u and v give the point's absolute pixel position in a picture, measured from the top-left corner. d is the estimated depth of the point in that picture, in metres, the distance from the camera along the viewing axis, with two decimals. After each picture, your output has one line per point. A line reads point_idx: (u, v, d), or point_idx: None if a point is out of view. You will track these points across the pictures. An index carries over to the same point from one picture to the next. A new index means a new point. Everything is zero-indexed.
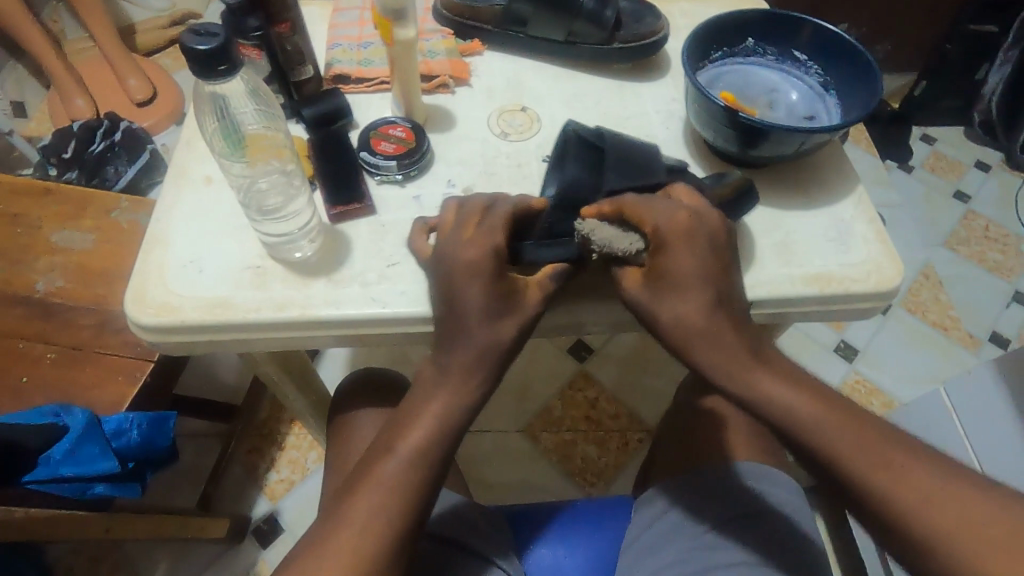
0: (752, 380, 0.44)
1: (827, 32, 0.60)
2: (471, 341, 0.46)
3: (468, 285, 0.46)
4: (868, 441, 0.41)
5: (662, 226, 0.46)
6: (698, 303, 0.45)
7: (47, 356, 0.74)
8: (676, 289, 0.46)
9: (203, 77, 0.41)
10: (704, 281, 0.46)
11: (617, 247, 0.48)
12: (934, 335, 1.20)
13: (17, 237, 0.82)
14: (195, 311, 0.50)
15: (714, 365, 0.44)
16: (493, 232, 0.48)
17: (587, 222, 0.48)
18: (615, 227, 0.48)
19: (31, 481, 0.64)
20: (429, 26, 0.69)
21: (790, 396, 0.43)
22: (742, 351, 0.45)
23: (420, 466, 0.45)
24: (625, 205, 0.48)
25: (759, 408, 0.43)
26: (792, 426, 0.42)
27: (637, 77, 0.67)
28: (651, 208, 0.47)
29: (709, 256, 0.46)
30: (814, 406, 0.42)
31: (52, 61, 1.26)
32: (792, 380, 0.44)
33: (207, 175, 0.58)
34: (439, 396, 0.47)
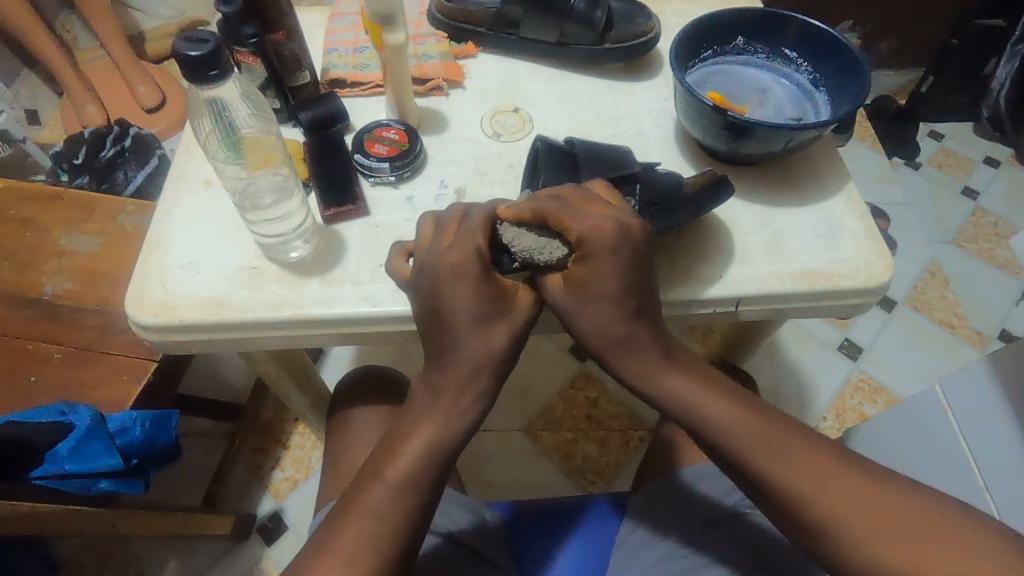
0: (664, 381, 0.48)
1: (816, 30, 0.60)
2: (460, 352, 0.47)
3: (455, 290, 0.47)
4: (769, 439, 0.45)
5: (586, 235, 0.46)
6: (613, 312, 0.47)
7: (56, 356, 0.76)
8: (592, 299, 0.47)
9: (197, 83, 0.42)
10: (622, 291, 0.47)
11: (537, 255, 0.47)
12: (939, 333, 1.19)
13: (26, 241, 0.84)
14: (192, 311, 0.51)
15: (630, 371, 0.49)
16: (473, 235, 0.47)
17: (505, 228, 0.48)
18: (534, 233, 0.48)
19: (38, 477, 0.65)
20: (423, 30, 0.70)
21: (695, 397, 0.47)
22: (656, 355, 0.48)
23: (406, 494, 0.44)
24: (545, 212, 0.46)
25: (672, 407, 0.48)
26: (699, 424, 0.47)
27: (629, 77, 0.68)
28: (570, 215, 0.46)
29: (631, 268, 0.47)
30: (722, 406, 0.46)
31: (63, 68, 1.29)
32: (702, 380, 0.48)
33: (205, 179, 0.59)
34: (431, 415, 0.47)
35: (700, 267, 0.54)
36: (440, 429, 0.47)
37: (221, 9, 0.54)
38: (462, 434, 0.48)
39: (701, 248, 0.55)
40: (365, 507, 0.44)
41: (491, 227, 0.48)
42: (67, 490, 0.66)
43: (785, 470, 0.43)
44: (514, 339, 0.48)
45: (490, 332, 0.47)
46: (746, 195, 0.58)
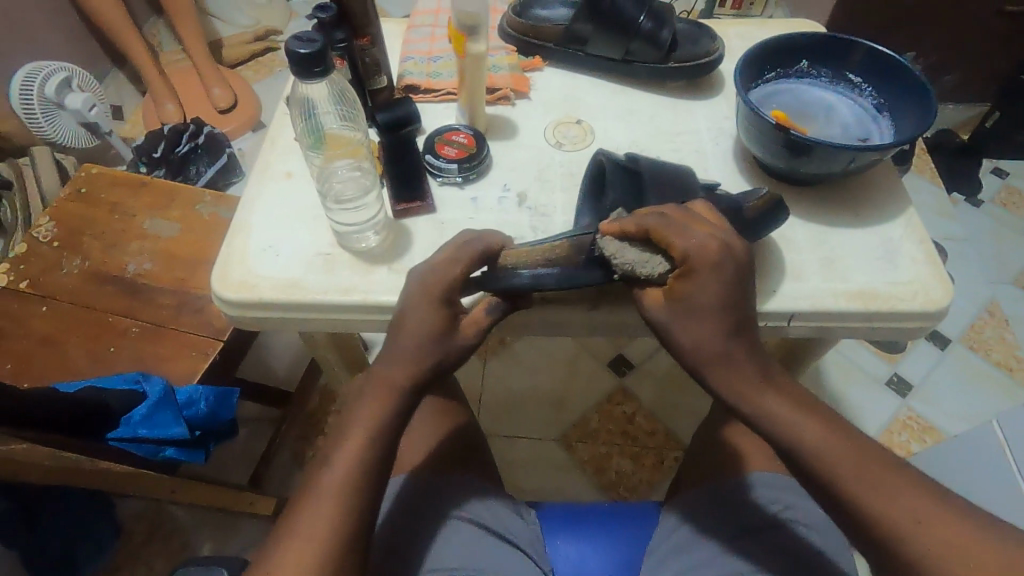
0: (757, 400, 0.46)
1: (882, 55, 0.61)
2: (402, 364, 0.47)
3: (415, 309, 0.48)
4: (864, 462, 0.42)
5: (691, 253, 0.45)
6: (709, 330, 0.46)
7: (132, 330, 0.81)
8: (691, 315, 0.46)
9: (302, 78, 0.46)
10: (719, 312, 0.46)
11: (639, 269, 0.48)
12: (996, 374, 1.15)
13: (113, 223, 0.91)
14: (271, 291, 0.55)
15: (726, 388, 0.46)
16: (455, 263, 0.48)
17: (608, 240, 0.49)
18: (635, 247, 0.48)
19: (115, 438, 0.71)
20: (495, 43, 0.74)
21: (796, 420, 0.44)
22: (752, 372, 0.46)
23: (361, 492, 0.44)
24: (649, 227, 0.47)
25: (767, 426, 0.45)
26: (794, 445, 0.44)
27: (690, 95, 0.70)
28: (679, 233, 0.46)
29: (731, 283, 0.46)
30: (824, 431, 0.44)
31: (149, 69, 1.39)
32: (801, 403, 0.46)
33: (287, 171, 0.63)
34: (357, 424, 0.46)
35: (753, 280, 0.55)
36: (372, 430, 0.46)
37: (318, 15, 0.59)
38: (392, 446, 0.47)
39: (756, 262, 0.56)
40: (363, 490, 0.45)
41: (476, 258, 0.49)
42: (138, 453, 0.72)
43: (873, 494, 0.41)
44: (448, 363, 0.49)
45: (425, 347, 0.47)
46: (803, 212, 0.59)
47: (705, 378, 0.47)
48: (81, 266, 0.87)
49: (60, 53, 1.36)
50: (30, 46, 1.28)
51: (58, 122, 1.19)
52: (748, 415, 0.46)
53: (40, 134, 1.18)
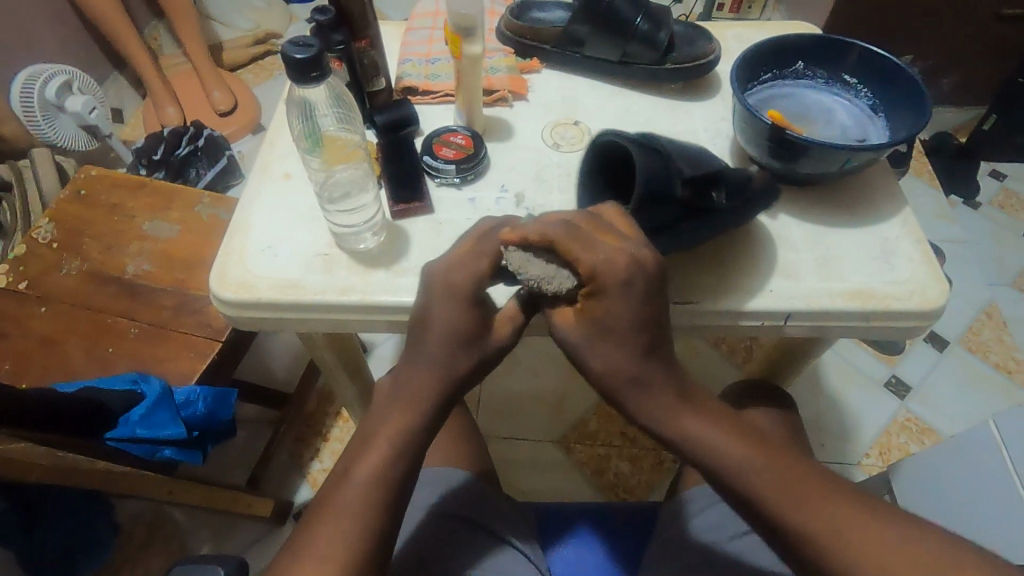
0: (678, 422, 0.46)
1: (877, 56, 0.61)
2: (428, 366, 0.47)
3: (442, 308, 0.47)
4: (788, 481, 0.42)
5: (598, 271, 0.44)
6: (623, 353, 0.46)
7: (131, 331, 0.81)
8: (607, 337, 0.46)
9: (298, 82, 0.47)
10: (632, 331, 0.45)
11: (547, 285, 0.46)
12: (994, 376, 1.15)
13: (113, 224, 0.91)
14: (269, 290, 0.56)
15: (649, 411, 0.46)
16: (481, 257, 0.47)
17: (511, 252, 0.46)
18: (543, 261, 0.46)
19: (112, 438, 0.71)
20: (493, 45, 0.74)
21: (713, 443, 0.44)
22: (670, 393, 0.46)
23: (374, 490, 0.43)
24: (554, 240, 0.45)
25: (685, 449, 0.45)
26: (715, 467, 0.44)
27: (686, 97, 0.70)
28: (586, 249, 0.44)
29: (645, 301, 0.45)
30: (743, 452, 0.44)
31: (149, 71, 1.40)
32: (719, 422, 0.46)
33: (286, 172, 0.64)
34: (383, 432, 0.45)
35: (750, 280, 0.55)
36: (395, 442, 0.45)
37: (316, 18, 0.60)
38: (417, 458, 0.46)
39: (752, 262, 0.56)
40: None
41: (505, 250, 0.48)
42: (137, 453, 0.72)
43: (806, 511, 0.41)
44: (477, 365, 0.48)
45: (451, 353, 0.47)
46: (798, 212, 0.60)
47: (624, 403, 0.47)
48: (80, 267, 0.87)
49: (60, 56, 1.36)
50: (30, 49, 1.28)
51: (58, 125, 1.20)
52: (665, 437, 0.46)
53: (39, 136, 1.19)
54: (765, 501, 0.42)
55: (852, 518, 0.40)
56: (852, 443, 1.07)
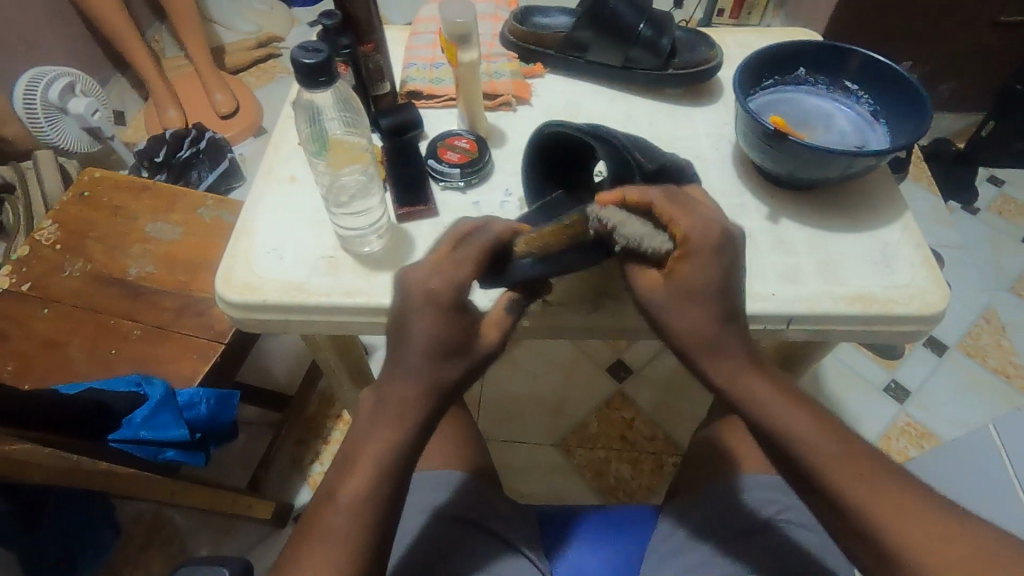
0: (747, 384, 0.45)
1: (877, 63, 0.62)
2: (411, 377, 0.45)
3: (419, 319, 0.45)
4: (849, 455, 0.42)
5: (694, 235, 0.45)
6: (701, 315, 0.45)
7: (133, 332, 0.82)
8: (685, 300, 0.45)
9: (305, 87, 0.47)
10: (713, 295, 0.45)
11: (647, 245, 0.46)
12: (993, 380, 1.15)
13: (115, 226, 0.92)
14: (275, 292, 0.56)
15: (718, 372, 0.46)
16: (462, 264, 0.45)
17: (609, 211, 0.47)
18: (642, 221, 0.47)
19: (115, 440, 0.72)
20: (497, 50, 0.75)
21: (781, 408, 0.44)
22: (743, 357, 0.46)
23: (359, 512, 0.44)
24: (653, 201, 0.46)
25: (752, 412, 0.45)
26: (779, 434, 0.44)
27: (688, 102, 0.71)
28: (686, 213, 0.45)
29: (724, 269, 0.45)
30: (808, 421, 0.44)
31: (152, 74, 1.40)
32: (786, 391, 0.45)
33: (290, 175, 0.64)
34: (374, 439, 0.45)
35: (752, 284, 0.56)
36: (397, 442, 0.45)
37: (323, 21, 0.61)
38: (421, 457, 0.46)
39: (754, 267, 0.57)
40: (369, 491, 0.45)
41: (486, 255, 0.46)
42: (139, 455, 0.73)
43: (853, 485, 0.41)
44: (466, 373, 0.46)
45: (444, 363, 0.45)
46: (799, 216, 0.60)
47: (696, 363, 0.46)
48: (83, 268, 0.87)
49: (63, 59, 1.37)
50: (33, 51, 1.29)
51: (61, 127, 1.20)
52: (731, 400, 0.46)
53: (42, 138, 1.19)
54: (824, 473, 0.42)
55: (898, 500, 0.40)
56: None
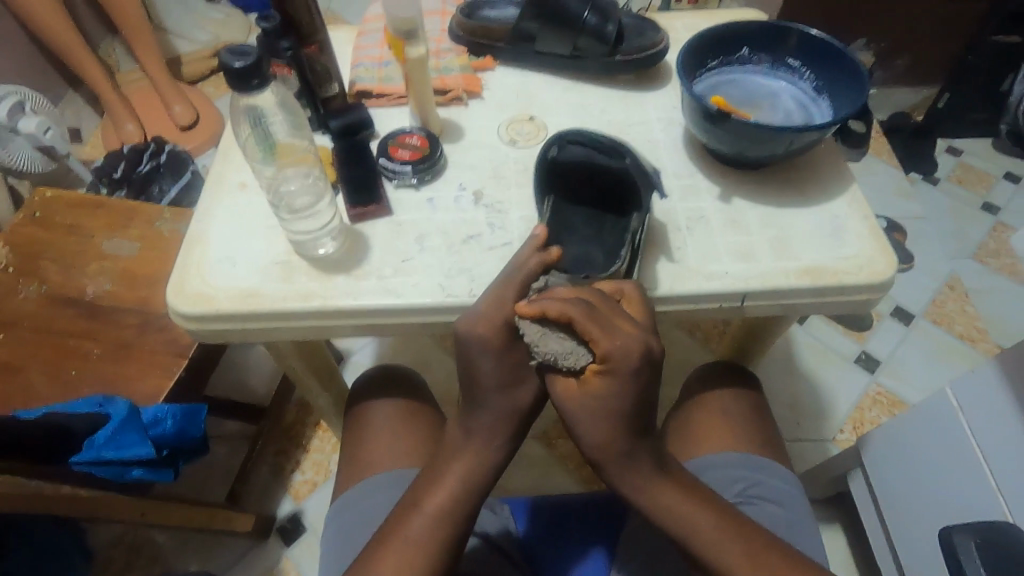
0: (653, 490, 0.50)
1: (817, 39, 0.62)
2: (491, 412, 0.51)
3: (484, 361, 0.50)
4: (750, 552, 0.47)
5: (613, 355, 0.47)
6: (610, 428, 0.49)
7: (95, 352, 0.80)
8: (589, 417, 0.49)
9: (239, 90, 0.46)
10: (619, 415, 0.49)
11: (563, 360, 0.49)
12: (960, 346, 1.18)
13: (70, 245, 0.89)
14: (229, 301, 0.55)
15: (627, 480, 0.50)
16: (504, 303, 0.49)
17: (527, 326, 0.49)
18: (560, 337, 0.49)
19: (78, 462, 0.68)
20: (445, 45, 0.74)
21: (686, 514, 0.49)
22: (651, 469, 0.50)
23: (442, 526, 0.48)
24: (573, 318, 0.47)
25: (655, 514, 0.50)
26: (677, 533, 0.49)
27: (639, 88, 0.71)
28: (605, 337, 0.47)
29: (636, 392, 0.48)
30: (709, 522, 0.49)
31: (103, 87, 1.36)
32: (689, 492, 0.50)
33: (241, 181, 0.63)
34: (454, 468, 0.50)
35: (706, 266, 0.56)
36: (474, 461, 0.51)
37: (261, 25, 0.58)
38: (491, 472, 0.51)
39: (710, 251, 0.57)
40: (425, 508, 0.48)
41: (522, 293, 0.50)
42: (105, 476, 0.70)
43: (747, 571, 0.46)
44: (536, 399, 0.53)
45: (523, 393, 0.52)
46: (749, 195, 0.61)
47: (607, 472, 0.51)
48: (39, 290, 0.85)
49: (11, 77, 1.33)
50: None
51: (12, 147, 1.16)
52: (640, 503, 0.50)
53: None
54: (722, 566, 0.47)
55: None
56: (826, 421, 1.09)
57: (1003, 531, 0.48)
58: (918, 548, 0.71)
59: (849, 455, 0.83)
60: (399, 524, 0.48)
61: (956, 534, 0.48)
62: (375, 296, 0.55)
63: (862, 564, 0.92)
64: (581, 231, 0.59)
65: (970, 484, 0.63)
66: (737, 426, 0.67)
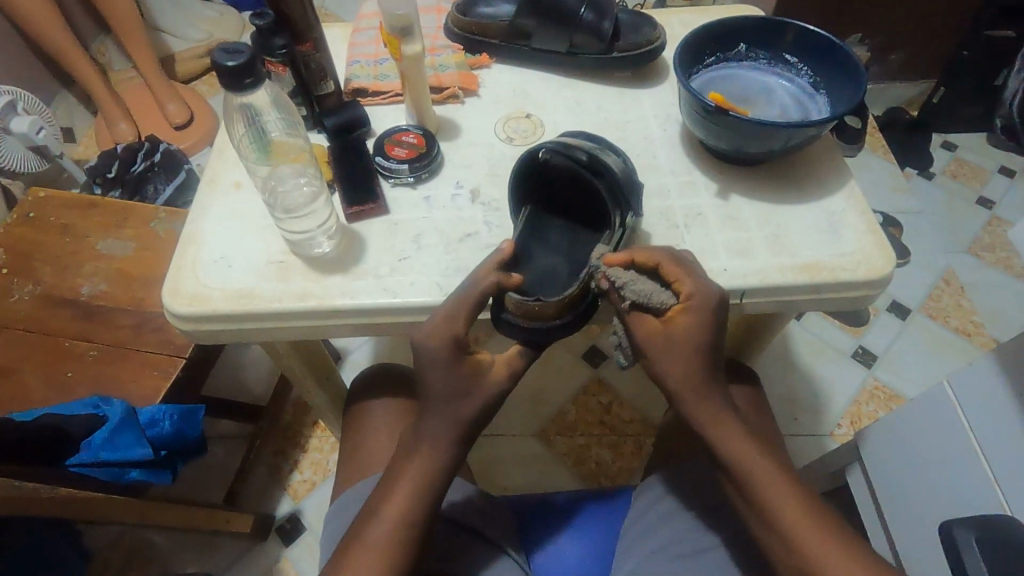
0: (720, 427, 0.49)
1: (814, 35, 0.62)
2: (442, 420, 0.50)
3: (433, 371, 0.49)
4: (799, 504, 0.48)
5: (695, 291, 0.49)
6: (689, 363, 0.49)
7: (90, 353, 0.79)
8: (666, 350, 0.50)
9: (231, 90, 0.46)
10: (694, 351, 0.49)
11: (651, 299, 0.50)
12: (956, 339, 1.18)
13: (65, 245, 0.89)
14: (224, 301, 0.55)
15: (696, 414, 0.50)
16: (454, 320, 0.49)
17: (617, 270, 0.51)
18: (648, 280, 0.51)
19: (75, 464, 0.69)
20: (441, 42, 0.74)
21: (749, 454, 0.49)
22: (722, 406, 0.50)
23: (405, 530, 0.48)
24: (660, 261, 0.51)
25: (720, 448, 0.49)
26: (740, 472, 0.49)
27: (636, 84, 0.71)
28: (688, 275, 0.50)
29: (714, 329, 0.49)
30: (767, 464, 0.49)
31: (96, 86, 1.34)
32: (751, 435, 0.50)
33: (235, 181, 0.63)
34: (409, 474, 0.49)
35: (704, 263, 0.56)
36: (427, 466, 0.50)
37: (255, 23, 0.59)
38: (446, 472, 0.50)
39: (709, 247, 0.57)
40: (390, 509, 0.48)
41: (475, 311, 0.50)
42: (103, 477, 0.70)
43: (798, 520, 0.47)
44: (486, 409, 0.51)
45: (466, 405, 0.50)
46: (746, 191, 0.61)
47: (681, 405, 0.50)
48: (33, 291, 0.84)
49: (2, 77, 1.32)
50: None
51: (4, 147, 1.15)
52: (707, 438, 0.50)
53: None
54: (773, 512, 0.47)
55: (826, 539, 0.46)
56: (823, 416, 1.10)
57: (1001, 526, 0.49)
58: (916, 543, 0.71)
59: (847, 450, 0.83)
60: (364, 530, 0.48)
61: (957, 527, 0.48)
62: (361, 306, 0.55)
63: None
64: (554, 243, 0.58)
65: (968, 479, 0.63)
66: None
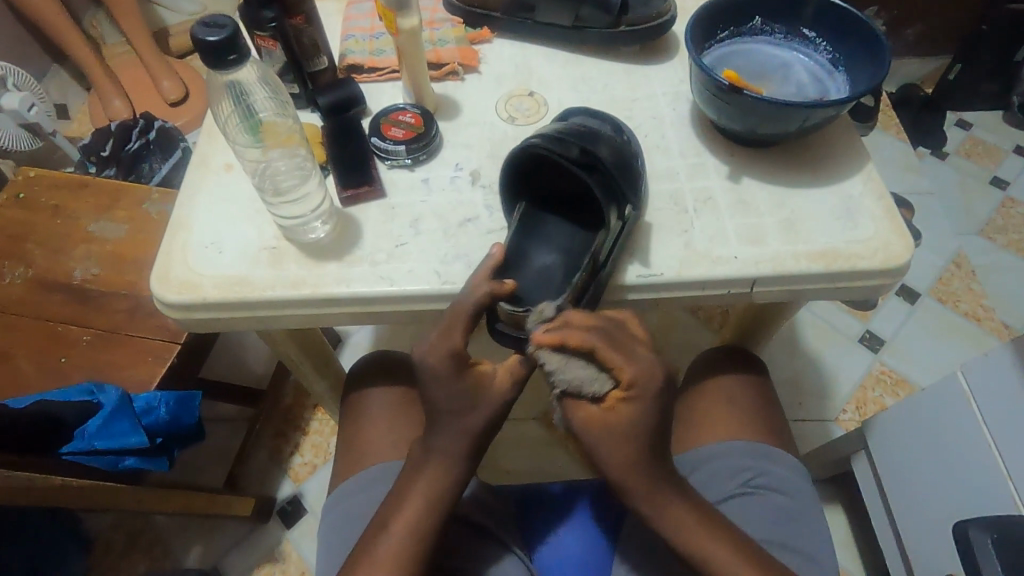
0: (667, 508, 0.48)
1: (835, 8, 0.59)
2: (445, 434, 0.48)
3: (437, 389, 0.47)
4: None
5: (635, 376, 0.44)
6: (631, 451, 0.46)
7: (85, 339, 0.78)
8: (604, 438, 0.46)
9: (212, 66, 0.43)
10: (634, 438, 0.46)
11: (588, 388, 0.45)
12: (965, 324, 1.16)
13: (56, 227, 0.87)
14: (215, 289, 0.53)
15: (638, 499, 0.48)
16: (451, 331, 0.46)
17: (547, 355, 0.45)
18: (580, 364, 0.45)
19: (68, 453, 0.67)
20: (439, 15, 0.70)
21: (699, 539, 0.48)
22: (669, 490, 0.48)
23: (418, 541, 0.47)
24: (594, 346, 0.44)
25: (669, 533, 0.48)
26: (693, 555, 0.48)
27: (644, 60, 0.67)
28: (626, 358, 0.44)
29: (658, 412, 0.46)
30: (722, 548, 0.47)
31: (87, 61, 1.31)
32: (702, 517, 0.49)
33: (227, 162, 0.60)
34: (419, 485, 0.48)
35: (714, 250, 0.54)
36: (438, 481, 0.48)
37: None
38: (458, 485, 0.49)
39: (720, 234, 0.55)
40: (399, 522, 0.47)
41: (471, 322, 0.47)
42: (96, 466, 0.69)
43: None
44: (493, 418, 0.49)
45: (471, 415, 0.48)
46: (759, 174, 0.58)
47: (622, 491, 0.48)
48: (25, 274, 0.83)
49: None
50: None
51: None
52: (655, 524, 0.49)
53: None
54: None
55: None
56: (829, 401, 1.08)
57: (1016, 525, 0.47)
58: (925, 538, 0.70)
59: (852, 438, 0.82)
60: (371, 548, 0.47)
61: (972, 529, 0.47)
62: (358, 297, 0.53)
63: (862, 543, 0.92)
64: (552, 239, 0.54)
65: (978, 474, 0.62)
66: (740, 418, 0.65)
